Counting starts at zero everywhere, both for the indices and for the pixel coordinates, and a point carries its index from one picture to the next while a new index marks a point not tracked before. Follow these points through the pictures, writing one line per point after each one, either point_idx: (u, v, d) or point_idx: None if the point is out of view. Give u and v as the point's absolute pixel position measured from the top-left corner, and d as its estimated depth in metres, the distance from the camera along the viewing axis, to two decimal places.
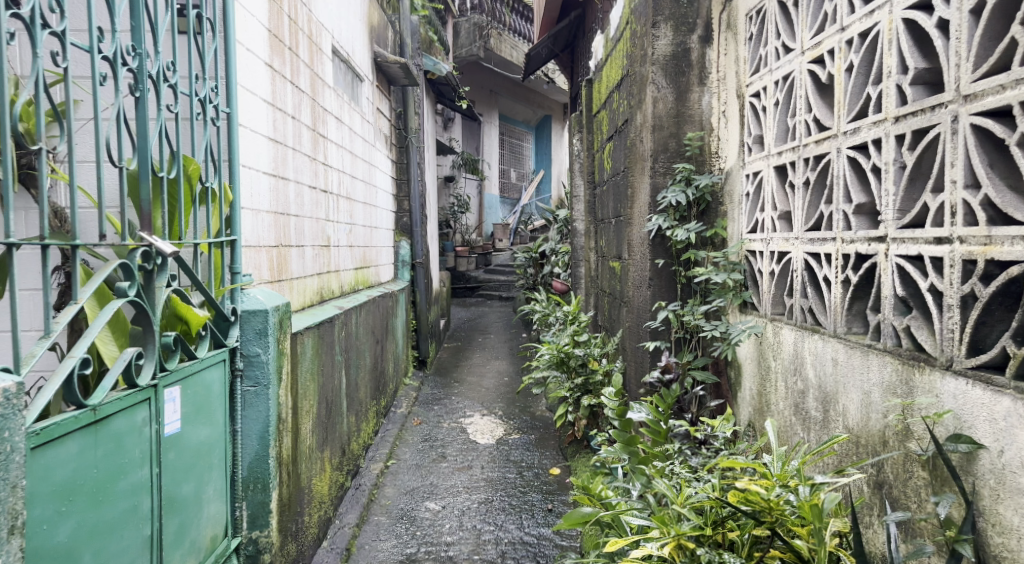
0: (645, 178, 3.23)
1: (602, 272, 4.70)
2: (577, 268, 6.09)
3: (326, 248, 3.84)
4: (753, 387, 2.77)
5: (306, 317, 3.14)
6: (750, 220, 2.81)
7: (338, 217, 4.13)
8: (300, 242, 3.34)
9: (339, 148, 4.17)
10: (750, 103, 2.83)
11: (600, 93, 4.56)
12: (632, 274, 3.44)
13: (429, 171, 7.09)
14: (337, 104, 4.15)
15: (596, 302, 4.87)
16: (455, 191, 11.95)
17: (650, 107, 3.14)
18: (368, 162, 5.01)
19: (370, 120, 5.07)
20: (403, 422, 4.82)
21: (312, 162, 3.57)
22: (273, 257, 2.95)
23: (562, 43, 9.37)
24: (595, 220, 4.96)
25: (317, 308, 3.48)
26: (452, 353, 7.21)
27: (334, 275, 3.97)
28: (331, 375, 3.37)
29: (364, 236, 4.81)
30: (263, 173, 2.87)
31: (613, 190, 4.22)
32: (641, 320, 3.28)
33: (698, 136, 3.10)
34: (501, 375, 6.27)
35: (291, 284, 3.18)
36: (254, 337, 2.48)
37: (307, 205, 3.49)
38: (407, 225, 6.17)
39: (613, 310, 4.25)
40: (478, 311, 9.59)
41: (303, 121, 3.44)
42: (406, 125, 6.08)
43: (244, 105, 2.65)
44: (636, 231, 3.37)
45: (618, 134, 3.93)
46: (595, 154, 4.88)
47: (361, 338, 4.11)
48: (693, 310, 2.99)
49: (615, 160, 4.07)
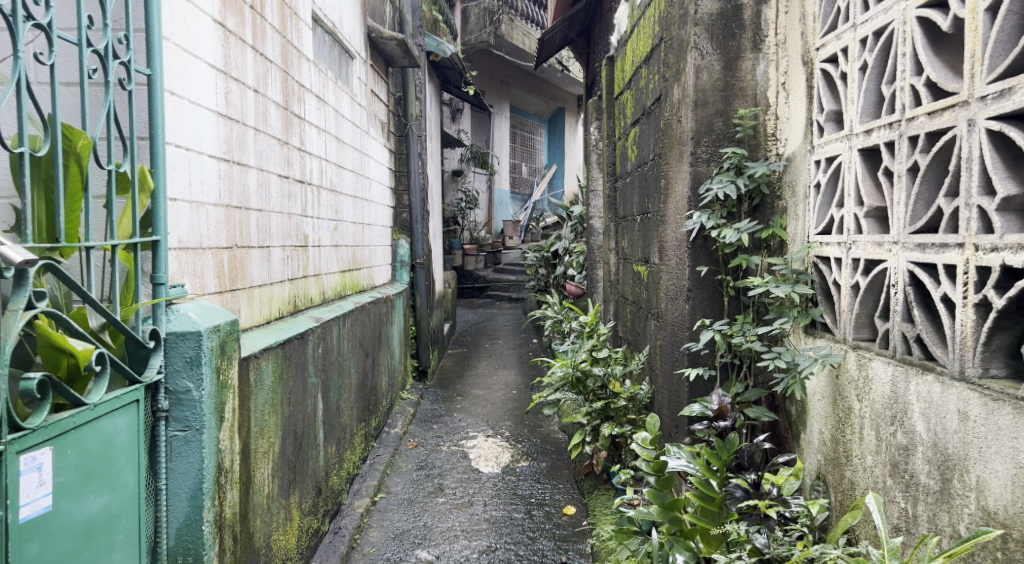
0: (682, 165, 2.64)
1: (624, 277, 4.12)
2: (593, 271, 5.52)
3: (303, 248, 3.28)
4: (825, 431, 2.18)
5: (269, 335, 2.58)
6: (822, 218, 2.23)
7: (321, 213, 3.57)
8: (265, 243, 2.77)
9: (322, 133, 3.61)
10: (821, 70, 2.25)
11: (625, 72, 3.97)
12: (665, 281, 2.85)
13: (432, 163, 6.52)
14: (319, 82, 3.59)
15: (616, 310, 4.29)
16: (462, 186, 11.37)
17: (692, 78, 2.56)
18: (360, 150, 4.45)
19: (362, 103, 4.51)
20: (397, 446, 4.25)
21: (282, 146, 3.01)
22: (222, 262, 2.39)
23: (577, 28, 8.79)
24: (616, 218, 4.39)
25: (288, 321, 2.92)
26: (456, 361, 6.63)
27: (314, 281, 3.42)
28: (301, 403, 2.81)
29: (354, 233, 4.25)
30: (207, 156, 2.30)
31: (639, 183, 3.62)
32: (676, 341, 2.68)
33: (752, 114, 2.51)
34: (510, 387, 5.69)
35: (251, 294, 2.62)
36: (184, 367, 1.93)
37: (277, 198, 2.93)
38: (406, 221, 5.61)
39: (638, 321, 3.65)
40: (487, 314, 9.01)
41: (269, 98, 2.87)
42: (406, 111, 5.52)
43: (176, 68, 2.09)
44: (669, 231, 2.77)
45: (647, 116, 3.34)
46: (617, 144, 4.30)
47: (346, 353, 3.55)
48: (745, 330, 2.39)
49: (643, 144, 3.48)
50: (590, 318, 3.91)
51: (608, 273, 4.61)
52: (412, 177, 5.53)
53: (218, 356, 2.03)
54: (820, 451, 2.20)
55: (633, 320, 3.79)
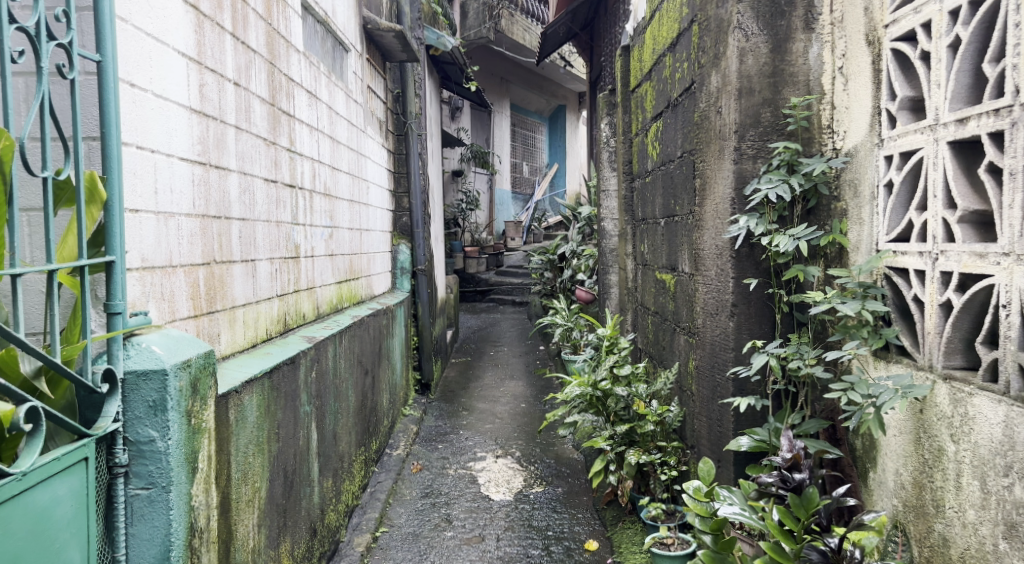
0: (723, 162, 2.31)
1: (644, 285, 3.79)
2: (606, 275, 5.19)
3: (295, 260, 2.95)
4: (905, 473, 1.86)
5: (253, 363, 2.25)
6: (896, 223, 1.91)
7: (314, 220, 3.24)
8: (249, 256, 2.45)
9: (314, 132, 3.28)
10: (891, 51, 1.93)
11: (644, 63, 3.64)
12: (700, 294, 2.52)
13: (432, 163, 6.19)
14: (310, 76, 3.26)
15: (635, 320, 3.97)
16: (462, 186, 11.04)
17: (734, 63, 2.24)
18: (357, 151, 4.13)
19: (358, 100, 4.19)
20: (400, 470, 3.92)
21: (268, 147, 2.68)
22: (198, 281, 2.07)
23: (581, 22, 8.46)
24: (633, 221, 4.07)
25: (276, 343, 2.60)
26: (460, 371, 6.30)
27: (307, 295, 3.10)
28: (292, 437, 2.48)
29: (351, 240, 3.92)
30: (178, 158, 1.98)
31: (662, 183, 3.30)
32: (717, 363, 2.35)
33: (805, 103, 2.19)
34: (518, 400, 5.36)
35: (233, 315, 2.30)
36: (146, 414, 1.61)
37: (263, 205, 2.60)
38: (407, 225, 5.28)
39: (664, 335, 3.33)
40: (490, 319, 8.68)
41: (253, 92, 2.55)
42: (405, 109, 5.20)
43: (136, 55, 1.76)
44: (706, 238, 2.44)
45: (674, 108, 3.01)
46: (634, 140, 3.97)
47: (343, 374, 3.22)
48: (804, 353, 2.08)
49: (668, 139, 3.15)
50: (609, 331, 3.58)
51: (625, 280, 4.29)
52: (412, 178, 5.20)
53: (189, 398, 1.70)
54: (897, 496, 1.88)
55: (657, 333, 3.46)
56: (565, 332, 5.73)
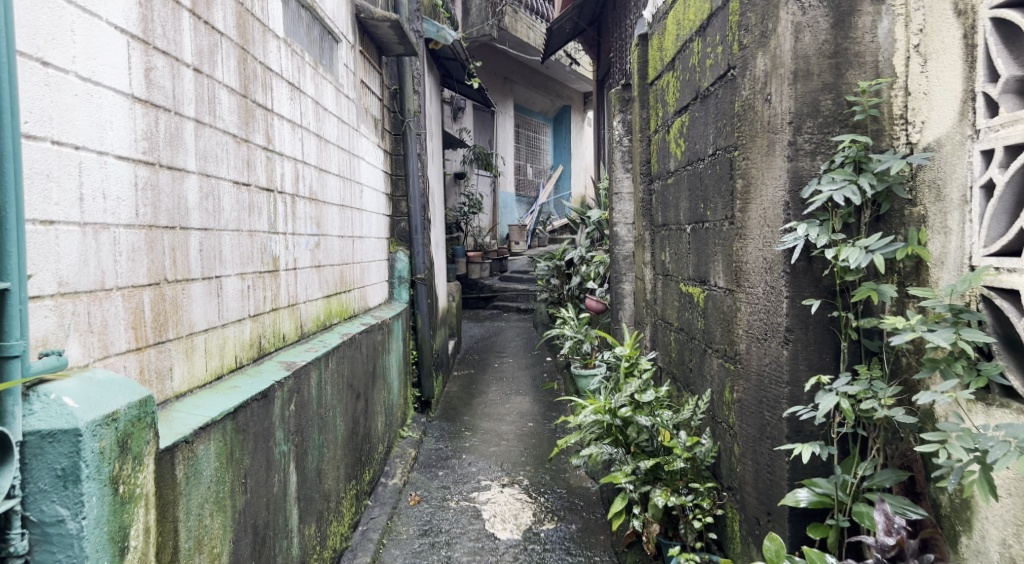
0: (774, 159, 1.94)
1: (666, 298, 3.42)
2: (619, 285, 4.82)
3: (273, 273, 2.59)
4: (1015, 547, 1.48)
5: (215, 403, 1.89)
6: (999, 234, 1.54)
7: (296, 228, 2.88)
8: (212, 273, 2.08)
9: (297, 129, 2.92)
10: (991, 19, 1.55)
11: (666, 51, 3.27)
12: (742, 314, 2.15)
13: (433, 165, 5.84)
14: (292, 66, 2.90)
15: (656, 336, 3.59)
16: (464, 189, 10.70)
17: (789, 41, 1.87)
18: (349, 151, 3.77)
19: (350, 95, 3.82)
20: (396, 502, 3.56)
21: (238, 145, 2.31)
22: (142, 305, 1.71)
23: (588, 17, 8.09)
24: (652, 226, 3.70)
25: (248, 374, 2.23)
26: (463, 385, 5.92)
27: (288, 314, 2.73)
28: (263, 486, 2.11)
29: (341, 248, 3.56)
30: (113, 156, 1.61)
31: (688, 185, 2.94)
32: (768, 398, 1.98)
33: (874, 88, 1.82)
34: (525, 419, 4.99)
35: (190, 344, 1.93)
36: (53, 487, 1.25)
37: (231, 212, 2.23)
38: (405, 232, 4.92)
39: (691, 356, 2.95)
40: (494, 327, 8.30)
41: (218, 81, 2.18)
42: (403, 106, 4.84)
43: (47, 27, 1.40)
44: (750, 249, 2.07)
45: (706, 99, 2.64)
46: (653, 138, 3.60)
47: (330, 402, 2.85)
48: (882, 390, 1.71)
49: (697, 135, 2.78)
50: (628, 351, 3.21)
51: (642, 291, 3.92)
52: (410, 181, 4.84)
53: (116, 460, 1.34)
54: None
55: (683, 353, 3.09)
56: (574, 344, 5.36)
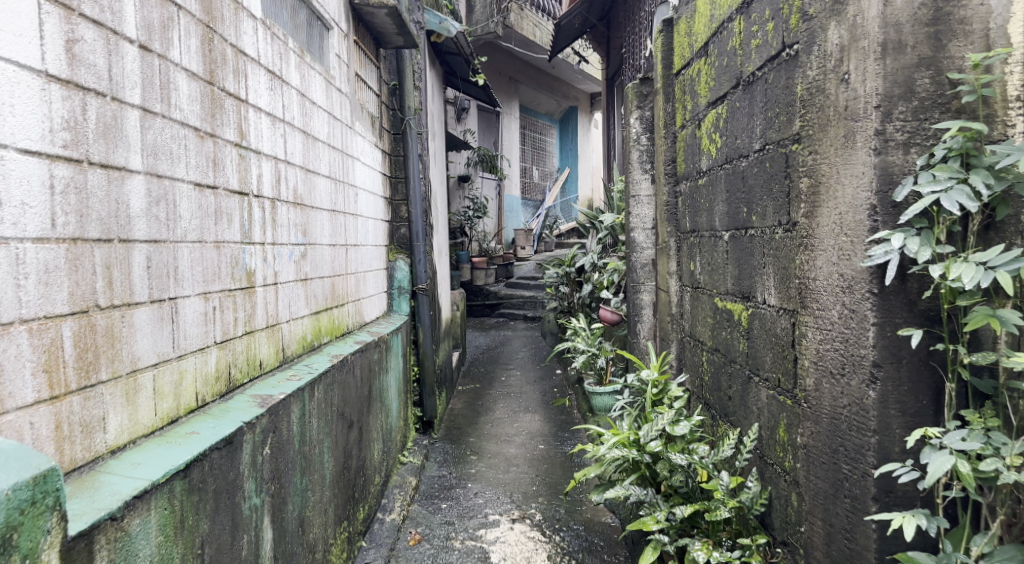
0: (855, 152, 1.56)
1: (697, 313, 3.04)
2: (637, 295, 4.43)
3: (249, 290, 2.22)
4: None
5: (162, 459, 1.53)
6: None
7: (278, 237, 2.51)
8: (165, 295, 1.72)
9: (278, 124, 2.55)
10: None
11: (697, 36, 2.89)
12: (809, 341, 1.77)
13: (435, 167, 5.47)
14: (272, 51, 2.53)
15: (684, 356, 3.22)
16: (468, 193, 10.35)
17: (876, 5, 1.49)
18: (342, 150, 3.41)
19: (343, 87, 3.46)
20: (394, 542, 3.18)
21: (202, 139, 1.95)
22: (60, 341, 1.36)
23: (598, 11, 7.70)
24: (678, 232, 3.33)
25: (211, 414, 1.87)
26: (468, 402, 5.55)
27: (267, 337, 2.36)
28: (226, 552, 1.75)
29: (334, 257, 3.19)
30: (12, 149, 1.27)
31: (726, 185, 2.56)
32: (846, 448, 1.61)
33: (988, 61, 1.42)
34: (535, 440, 4.61)
35: (133, 384, 1.57)
36: None
37: (192, 220, 1.87)
38: (405, 238, 4.56)
39: (732, 382, 2.56)
40: (500, 337, 7.92)
41: (175, 62, 1.81)
42: (402, 103, 4.49)
43: None
44: (821, 264, 1.70)
45: (752, 86, 2.26)
46: (679, 134, 3.23)
47: (316, 437, 2.48)
48: (1009, 447, 1.33)
49: (738, 128, 2.40)
50: (657, 376, 2.82)
51: (666, 305, 3.54)
52: (410, 184, 4.48)
53: None
54: None
55: (720, 378, 2.70)
56: (587, 358, 4.96)
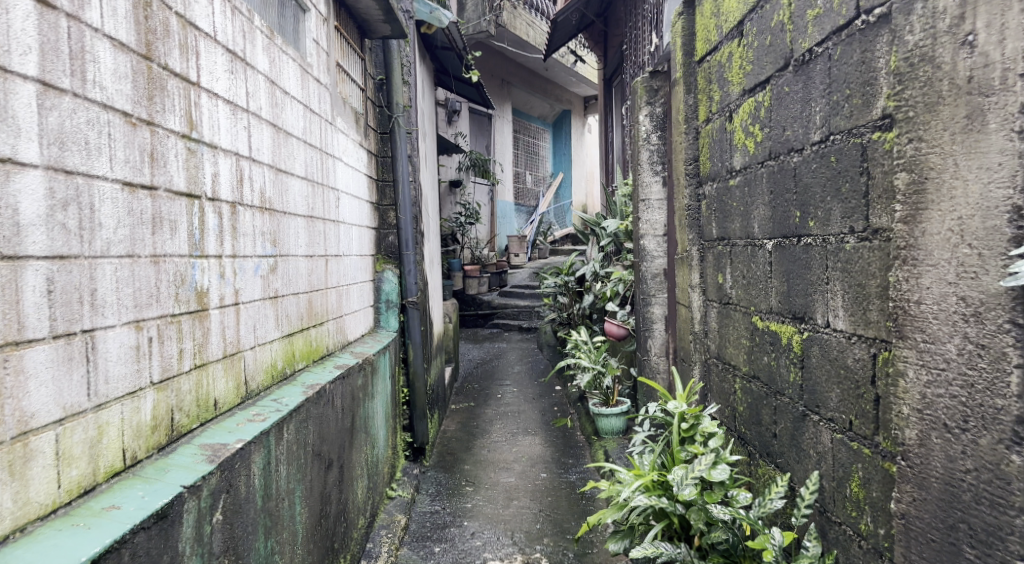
0: (985, 138, 1.20)
1: (727, 333, 2.66)
2: (647, 309, 4.05)
3: (201, 314, 1.82)
4: None
5: (60, 554, 1.14)
6: None
7: (241, 248, 2.10)
8: (77, 326, 1.32)
9: (241, 115, 2.15)
10: None
11: (729, 15, 2.51)
12: (905, 380, 1.39)
13: (426, 169, 5.07)
14: (234, 28, 2.13)
15: (711, 381, 2.83)
16: (460, 198, 9.96)
17: None
18: (320, 149, 3.01)
19: (322, 77, 3.06)
20: None
21: (134, 127, 1.54)
22: None
23: (597, 8, 7.34)
24: (701, 240, 2.95)
25: (146, 476, 1.47)
26: (462, 423, 5.13)
27: (224, 370, 1.95)
28: None
29: (310, 270, 2.79)
30: None
31: (770, 186, 2.19)
32: (971, 527, 1.23)
33: None
34: (536, 468, 4.20)
35: (21, 450, 1.18)
36: None
37: (117, 229, 1.46)
38: (393, 247, 4.15)
39: (778, 417, 2.18)
40: (494, 349, 7.52)
41: (93, 27, 1.41)
42: (390, 99, 4.10)
43: None
44: (930, 284, 1.32)
45: (811, 66, 1.89)
46: (704, 130, 2.86)
47: (286, 488, 2.07)
48: None
49: (791, 117, 2.03)
50: (691, 409, 2.38)
51: (685, 322, 3.16)
52: (399, 187, 4.09)
53: None
54: None
55: (760, 411, 2.32)
56: (592, 378, 4.47)
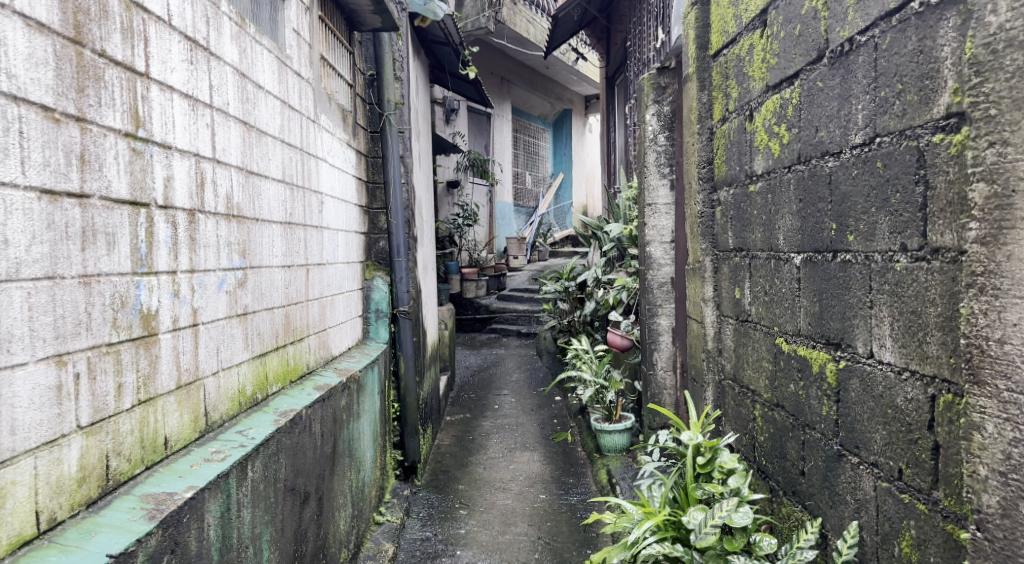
0: None
1: (744, 353, 2.42)
2: (653, 321, 3.81)
3: (147, 340, 1.58)
4: None
5: None
6: None
7: (200, 262, 1.86)
8: None
9: (202, 111, 1.90)
10: None
11: (749, 4, 2.28)
12: (979, 434, 1.16)
13: (420, 170, 4.82)
14: (195, 13, 1.88)
15: (725, 403, 2.60)
16: (458, 199, 9.71)
17: None
18: (302, 149, 2.77)
19: (303, 71, 2.81)
20: None
21: (57, 123, 1.31)
22: None
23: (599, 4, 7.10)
24: (715, 250, 2.71)
25: (66, 541, 1.24)
26: (457, 436, 4.89)
27: (177, 403, 1.71)
28: None
29: (288, 281, 2.54)
30: None
31: (798, 194, 1.96)
32: None
33: None
34: (534, 488, 3.96)
35: None
36: None
37: (30, 247, 1.23)
38: (384, 253, 3.91)
39: (807, 455, 1.94)
40: (492, 356, 7.27)
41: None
42: (380, 96, 3.86)
43: None
44: (1018, 321, 1.09)
45: (852, 57, 1.65)
46: (719, 130, 2.62)
47: (249, 535, 1.82)
48: None
49: (826, 117, 1.78)
50: (708, 442, 2.13)
51: (696, 338, 2.92)
52: (390, 190, 3.84)
53: None
54: None
55: (784, 444, 2.09)
56: (595, 392, 4.23)
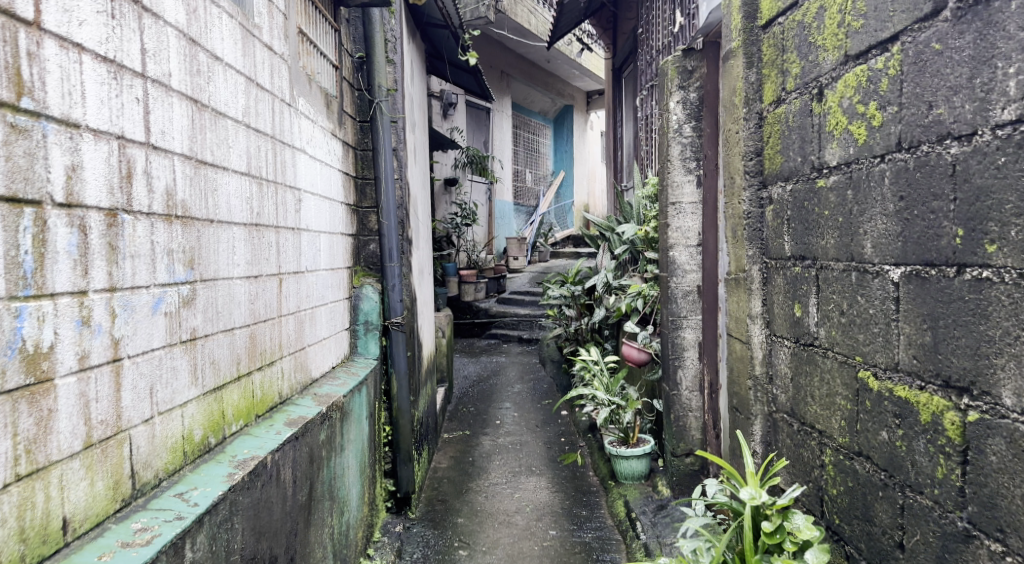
0: None
1: (807, 385, 1.99)
2: (678, 335, 3.38)
3: (28, 391, 1.17)
4: None
5: None
6: None
7: (125, 277, 1.42)
8: None
9: (131, 82, 1.46)
10: None
11: None
12: None
13: (416, 166, 4.38)
14: None
15: (780, 441, 2.16)
16: (456, 197, 9.26)
17: None
18: (274, 137, 2.33)
19: (275, 44, 2.37)
20: None
21: None
22: None
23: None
24: (765, 258, 2.28)
25: None
26: (455, 457, 4.46)
27: (86, 469, 1.29)
28: None
29: (252, 295, 2.09)
30: None
31: (896, 189, 1.52)
32: None
33: None
34: (542, 521, 3.52)
35: None
36: None
37: None
38: (374, 258, 3.47)
39: (907, 524, 1.51)
40: (492, 364, 6.83)
41: None
42: (370, 81, 3.43)
43: None
44: None
45: (999, 4, 1.25)
46: (771, 115, 2.19)
47: None
48: None
49: (947, 88, 1.36)
50: (777, 505, 1.69)
51: (739, 360, 2.48)
52: (382, 187, 3.41)
53: None
54: None
55: (870, 504, 1.66)
56: (609, 414, 3.76)
